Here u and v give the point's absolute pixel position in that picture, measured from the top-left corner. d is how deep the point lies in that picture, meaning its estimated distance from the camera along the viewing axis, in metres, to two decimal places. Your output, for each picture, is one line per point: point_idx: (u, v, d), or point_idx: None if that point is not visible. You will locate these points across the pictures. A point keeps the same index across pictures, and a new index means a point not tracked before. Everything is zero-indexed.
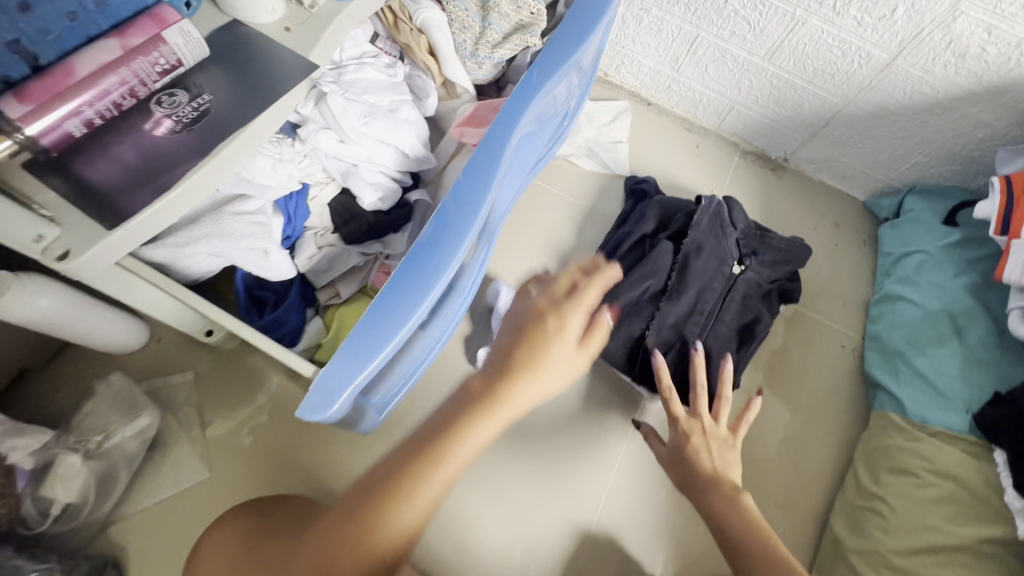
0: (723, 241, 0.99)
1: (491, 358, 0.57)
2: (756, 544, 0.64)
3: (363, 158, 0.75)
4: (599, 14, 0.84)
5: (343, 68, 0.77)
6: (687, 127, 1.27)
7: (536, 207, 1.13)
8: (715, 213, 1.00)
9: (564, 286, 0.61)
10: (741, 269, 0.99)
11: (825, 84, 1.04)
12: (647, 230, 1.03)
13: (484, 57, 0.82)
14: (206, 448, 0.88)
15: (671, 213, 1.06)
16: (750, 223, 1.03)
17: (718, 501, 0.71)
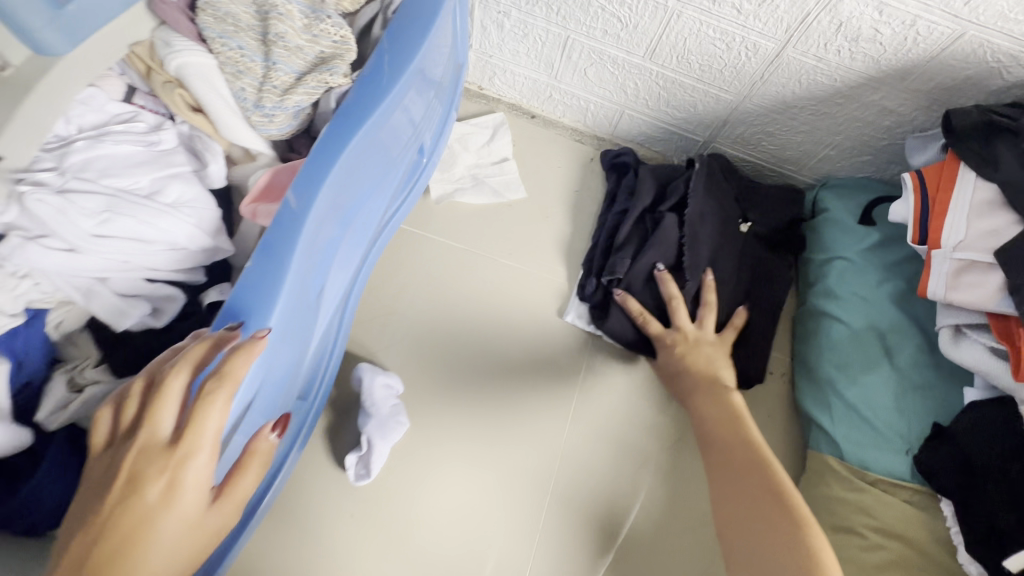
0: (726, 194, 0.95)
1: (64, 536, 0.39)
2: (737, 440, 0.68)
3: (111, 266, 0.56)
4: (433, 20, 0.69)
5: (70, 144, 0.57)
6: (578, 139, 1.12)
7: (411, 259, 0.94)
8: (708, 173, 0.94)
9: (129, 418, 0.43)
10: (748, 226, 0.96)
11: (714, 80, 0.91)
12: (645, 203, 0.95)
13: (273, 108, 0.62)
14: None
15: (665, 180, 0.98)
16: (740, 178, 1.00)
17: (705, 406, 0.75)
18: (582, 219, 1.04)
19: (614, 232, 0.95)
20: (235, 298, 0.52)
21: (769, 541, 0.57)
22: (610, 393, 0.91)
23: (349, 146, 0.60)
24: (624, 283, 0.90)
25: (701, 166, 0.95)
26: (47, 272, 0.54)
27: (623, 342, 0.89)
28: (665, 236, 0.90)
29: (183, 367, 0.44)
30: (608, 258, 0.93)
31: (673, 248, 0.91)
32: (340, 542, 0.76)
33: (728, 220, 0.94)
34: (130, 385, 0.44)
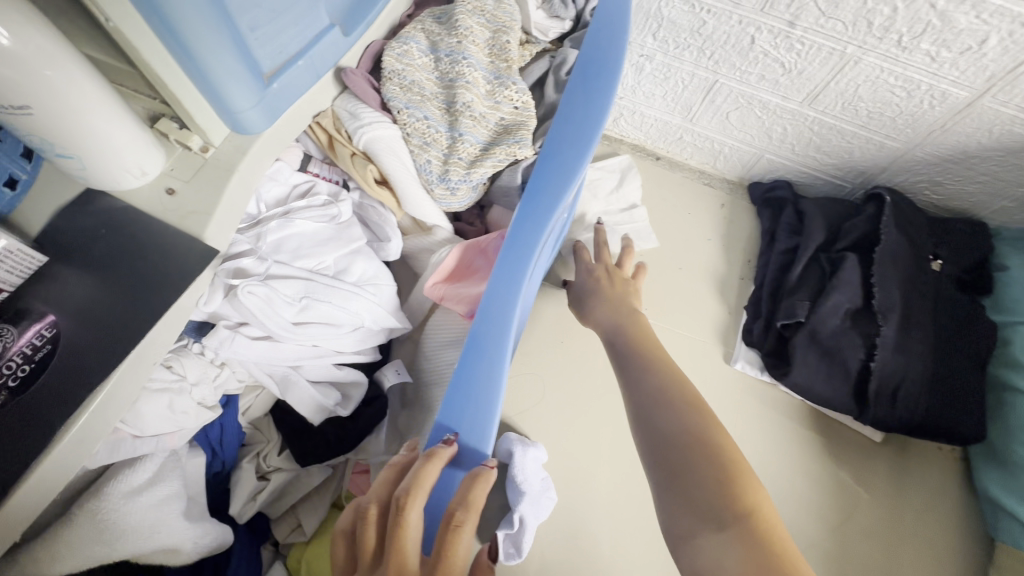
0: (917, 227, 0.86)
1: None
2: (629, 352, 0.65)
3: (304, 354, 0.53)
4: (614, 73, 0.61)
5: (263, 224, 0.55)
6: (706, 182, 1.06)
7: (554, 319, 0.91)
8: (894, 209, 0.85)
9: (372, 543, 0.40)
10: (939, 264, 0.86)
11: (882, 128, 0.83)
12: (818, 242, 0.88)
13: (458, 181, 0.59)
14: None
15: (837, 217, 0.91)
16: (921, 210, 0.91)
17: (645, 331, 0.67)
18: (716, 271, 0.97)
19: (783, 276, 0.89)
20: (446, 408, 0.48)
21: (704, 486, 0.49)
22: (761, 460, 0.85)
23: (547, 228, 0.54)
24: (800, 327, 0.83)
25: (888, 201, 0.86)
26: (245, 361, 0.52)
27: (811, 395, 0.81)
28: (845, 277, 0.83)
29: (421, 494, 0.40)
30: (778, 303, 0.87)
31: (858, 290, 0.83)
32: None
33: (919, 258, 0.84)
34: (366, 512, 0.41)
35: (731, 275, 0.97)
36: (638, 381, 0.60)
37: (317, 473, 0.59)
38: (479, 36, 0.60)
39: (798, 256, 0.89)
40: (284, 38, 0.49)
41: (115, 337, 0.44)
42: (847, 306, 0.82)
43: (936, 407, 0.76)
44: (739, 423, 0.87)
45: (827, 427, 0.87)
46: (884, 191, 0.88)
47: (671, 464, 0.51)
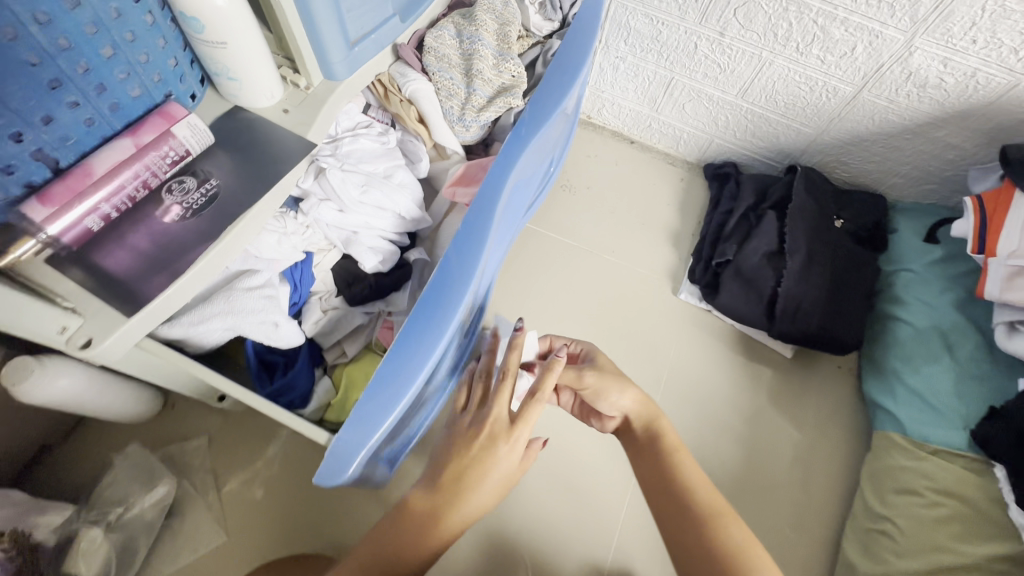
0: (823, 193, 1.11)
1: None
2: (656, 476, 0.69)
3: (362, 225, 0.80)
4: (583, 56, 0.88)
5: (339, 140, 0.82)
6: (670, 162, 1.32)
7: (541, 254, 1.17)
8: (806, 179, 1.11)
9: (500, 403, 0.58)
10: (841, 222, 1.10)
11: (796, 116, 1.09)
12: (747, 203, 1.14)
13: (471, 121, 0.86)
14: (223, 510, 0.90)
15: (765, 186, 1.17)
16: (832, 184, 1.16)
17: (671, 458, 0.70)
18: (672, 228, 1.23)
19: (721, 228, 1.14)
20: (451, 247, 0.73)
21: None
22: (695, 367, 1.09)
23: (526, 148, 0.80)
24: (728, 263, 1.08)
25: (801, 173, 1.12)
26: (324, 223, 0.78)
27: (731, 313, 1.06)
28: (763, 226, 1.08)
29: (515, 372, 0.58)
30: (714, 247, 1.12)
31: (774, 237, 1.08)
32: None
33: (823, 215, 1.09)
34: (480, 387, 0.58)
35: (684, 232, 1.23)
36: (661, 492, 0.68)
37: (356, 317, 0.84)
38: (490, 26, 0.88)
39: (732, 214, 1.15)
40: (365, 18, 0.77)
41: (253, 189, 0.71)
42: (765, 248, 1.06)
43: (826, 322, 1.00)
44: (681, 340, 1.11)
45: (749, 346, 1.11)
46: (800, 168, 1.14)
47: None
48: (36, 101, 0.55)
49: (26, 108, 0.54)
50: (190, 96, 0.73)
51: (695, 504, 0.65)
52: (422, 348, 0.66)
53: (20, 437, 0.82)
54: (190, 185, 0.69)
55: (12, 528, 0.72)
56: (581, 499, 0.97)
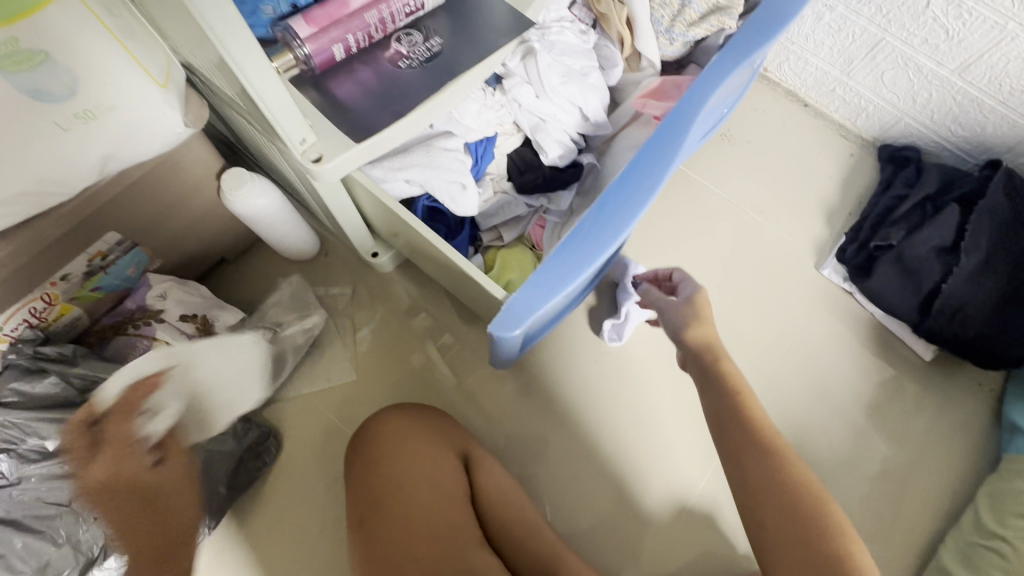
0: None
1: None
2: (720, 406, 0.69)
3: (550, 116, 0.81)
4: None
5: (547, 28, 0.82)
6: (842, 134, 1.23)
7: (686, 198, 1.15)
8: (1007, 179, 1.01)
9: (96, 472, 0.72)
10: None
11: (1019, 106, 0.98)
12: (929, 191, 1.05)
13: (679, 35, 0.84)
14: (356, 353, 0.99)
15: (953, 177, 1.07)
16: None
17: (724, 392, 0.69)
18: (829, 204, 1.16)
19: (889, 212, 1.07)
20: (643, 152, 0.73)
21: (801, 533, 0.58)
22: (820, 346, 1.06)
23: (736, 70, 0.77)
24: (889, 248, 1.02)
25: (1002, 170, 1.02)
26: (520, 106, 0.81)
27: (880, 301, 1.02)
28: (944, 218, 1.00)
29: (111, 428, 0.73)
30: (877, 230, 1.06)
31: (952, 231, 0.99)
32: (594, 375, 0.98)
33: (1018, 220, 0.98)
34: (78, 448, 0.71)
35: (841, 209, 1.15)
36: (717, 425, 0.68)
37: (518, 206, 0.87)
38: None
39: (907, 199, 1.06)
40: None
41: (471, 55, 0.73)
42: (938, 241, 0.99)
43: (985, 328, 0.95)
44: (813, 317, 1.08)
45: (884, 339, 1.06)
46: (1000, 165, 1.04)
47: (764, 515, 0.61)
48: None
49: None
50: None
51: (762, 441, 0.65)
52: (605, 236, 0.67)
53: (210, 245, 0.93)
54: (417, 39, 0.73)
55: (202, 315, 0.87)
56: (682, 437, 0.96)
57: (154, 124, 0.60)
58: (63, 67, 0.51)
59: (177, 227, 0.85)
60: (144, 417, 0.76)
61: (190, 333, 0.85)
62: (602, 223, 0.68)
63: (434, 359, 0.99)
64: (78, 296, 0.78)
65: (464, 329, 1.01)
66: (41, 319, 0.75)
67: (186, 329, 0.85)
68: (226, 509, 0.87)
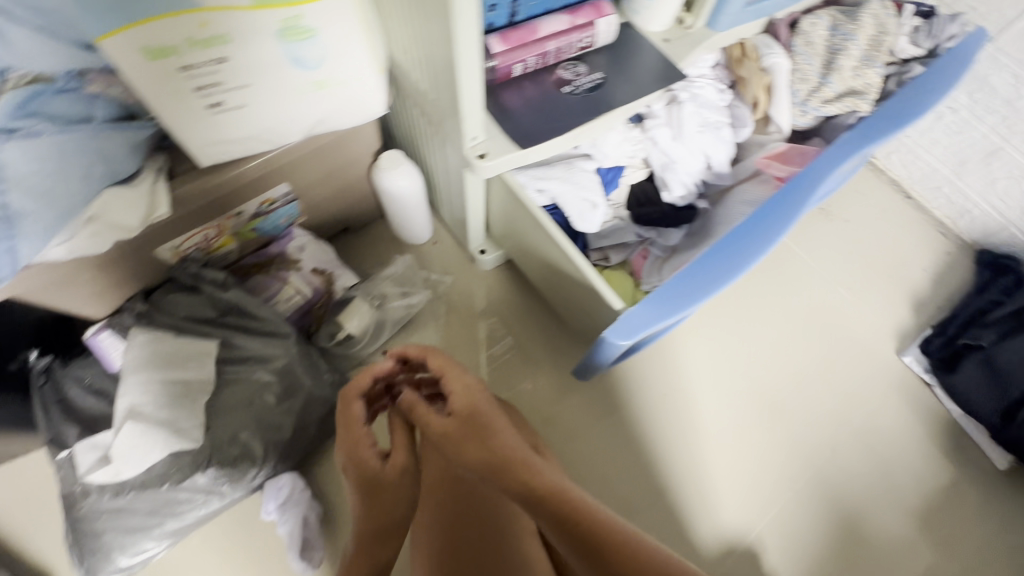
0: None
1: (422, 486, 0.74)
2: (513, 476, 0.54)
3: (681, 158, 0.89)
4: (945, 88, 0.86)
5: (692, 81, 0.90)
6: (941, 233, 1.25)
7: (777, 262, 1.19)
8: None
9: None
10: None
11: None
12: None
13: (812, 109, 0.92)
14: (445, 336, 1.06)
15: None
16: None
17: (491, 446, 0.57)
18: (915, 295, 1.17)
19: (980, 314, 1.08)
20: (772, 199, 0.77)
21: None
22: (886, 431, 1.06)
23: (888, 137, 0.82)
24: (980, 349, 1.03)
25: None
26: (654, 146, 0.89)
27: (962, 402, 1.02)
28: None
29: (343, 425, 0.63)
30: (968, 329, 1.06)
31: None
32: (659, 410, 1.04)
33: None
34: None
35: (930, 301, 1.16)
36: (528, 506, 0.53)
37: (629, 233, 0.92)
38: (868, 31, 0.91)
39: (1001, 306, 1.07)
40: None
41: (626, 93, 0.82)
42: None
43: None
44: (884, 400, 1.09)
45: (956, 440, 1.05)
46: None
47: None
48: None
49: None
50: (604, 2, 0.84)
51: (566, 490, 0.53)
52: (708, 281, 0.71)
53: (341, 213, 1.03)
54: (582, 70, 0.83)
55: (328, 273, 0.98)
56: (735, 487, 1.00)
57: (363, 102, 0.71)
58: (321, 45, 0.62)
59: (326, 191, 0.95)
60: (257, 361, 0.86)
61: (317, 285, 0.95)
62: (708, 263, 0.73)
63: (513, 358, 1.05)
64: (240, 233, 0.89)
65: (545, 335, 1.08)
66: (207, 245, 0.87)
67: (314, 280, 0.95)
68: (303, 452, 0.94)
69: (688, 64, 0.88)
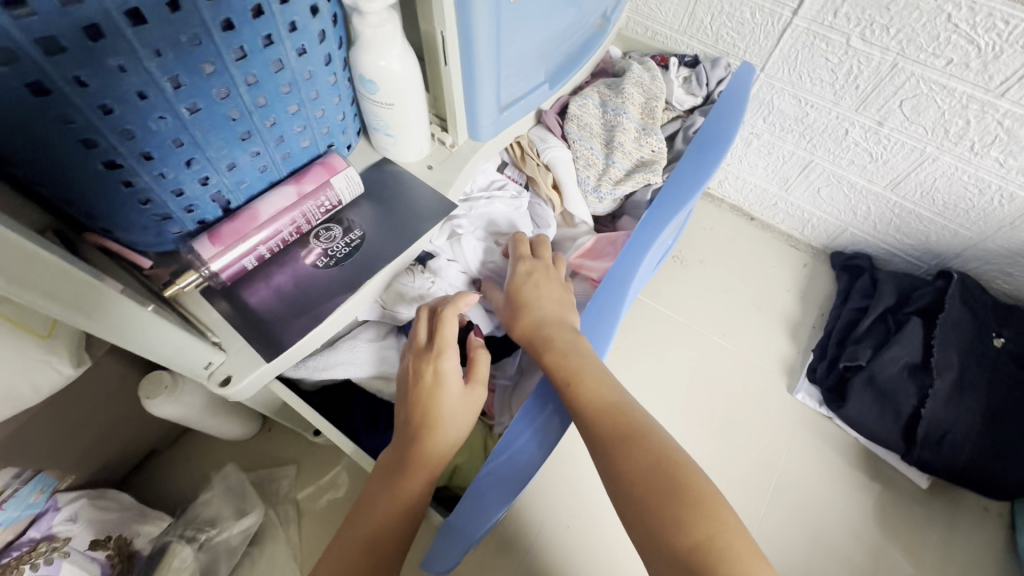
0: (983, 308, 0.99)
1: (413, 364, 0.62)
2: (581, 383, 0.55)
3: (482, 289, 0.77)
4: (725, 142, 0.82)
5: (474, 199, 0.83)
6: (793, 245, 1.23)
7: (646, 327, 1.12)
8: (962, 288, 0.99)
9: None
10: (1001, 342, 0.97)
11: (956, 218, 0.98)
12: (887, 303, 1.03)
13: (606, 193, 0.86)
14: (300, 546, 0.89)
15: (910, 287, 1.05)
16: (992, 297, 1.03)
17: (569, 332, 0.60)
18: (788, 319, 1.13)
19: (851, 328, 1.04)
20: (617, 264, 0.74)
21: (653, 500, 0.45)
22: (805, 481, 0.98)
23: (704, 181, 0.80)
24: (861, 367, 0.98)
25: (957, 281, 1.00)
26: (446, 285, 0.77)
27: (862, 428, 0.96)
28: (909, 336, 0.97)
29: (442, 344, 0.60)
30: (844, 347, 1.02)
31: (918, 349, 0.96)
32: (564, 546, 0.94)
33: (976, 328, 0.97)
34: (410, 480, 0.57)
35: (803, 321, 1.13)
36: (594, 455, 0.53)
37: None
38: (637, 99, 0.87)
39: (865, 314, 1.04)
40: (518, 87, 0.79)
41: (392, 244, 0.71)
42: (907, 358, 0.96)
43: (965, 453, 0.89)
44: (793, 446, 1.01)
45: (873, 467, 0.99)
46: (956, 276, 1.01)
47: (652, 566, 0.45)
48: (226, 150, 0.58)
49: (216, 156, 0.58)
50: (347, 147, 0.75)
51: (615, 416, 0.53)
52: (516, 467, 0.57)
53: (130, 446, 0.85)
54: (336, 233, 0.71)
55: (117, 536, 0.78)
56: None
57: (35, 377, 0.55)
58: None
59: (93, 436, 0.78)
60: None
61: (103, 560, 0.74)
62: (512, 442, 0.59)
63: None
64: None
65: None
66: None
67: (98, 556, 0.74)
68: None
69: (461, 184, 0.80)
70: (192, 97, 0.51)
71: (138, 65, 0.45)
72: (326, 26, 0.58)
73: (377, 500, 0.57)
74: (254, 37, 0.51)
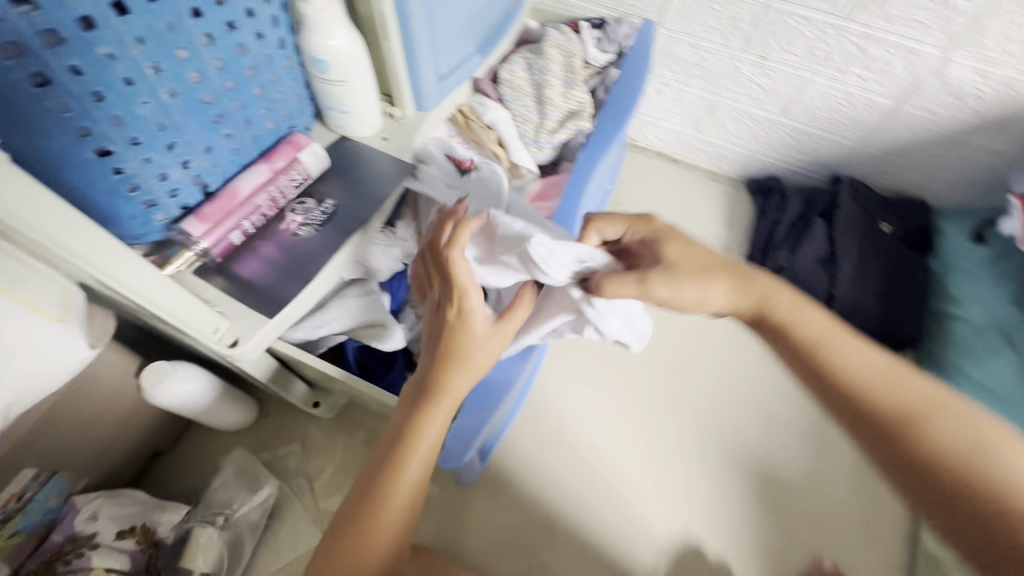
0: (870, 202, 1.18)
1: (439, 289, 0.63)
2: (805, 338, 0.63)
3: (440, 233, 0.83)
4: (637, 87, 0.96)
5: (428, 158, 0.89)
6: (713, 179, 1.39)
7: None
8: (850, 188, 1.19)
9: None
10: (886, 227, 1.16)
11: (837, 130, 1.16)
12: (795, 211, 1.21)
13: (545, 141, 0.97)
14: (319, 511, 0.95)
15: (810, 196, 1.23)
16: (876, 194, 1.22)
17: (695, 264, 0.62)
18: (719, 242, 1.29)
19: (770, 238, 1.20)
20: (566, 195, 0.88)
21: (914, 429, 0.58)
22: (753, 374, 1.13)
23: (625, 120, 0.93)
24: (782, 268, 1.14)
25: (845, 183, 1.20)
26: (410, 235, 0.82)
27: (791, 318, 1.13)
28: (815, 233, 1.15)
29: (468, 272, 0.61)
30: (767, 254, 1.19)
31: (823, 243, 1.14)
32: (560, 466, 1.03)
33: (867, 217, 1.16)
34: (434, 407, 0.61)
35: (732, 241, 1.29)
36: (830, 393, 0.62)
37: None
38: (557, 59, 1.00)
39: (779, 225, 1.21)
40: (453, 57, 0.88)
41: (364, 207, 0.79)
42: (817, 252, 1.13)
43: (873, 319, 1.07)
44: (740, 346, 1.16)
45: None
46: (843, 179, 1.21)
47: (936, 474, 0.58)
48: (202, 133, 0.64)
49: (194, 139, 0.64)
50: (305, 128, 0.82)
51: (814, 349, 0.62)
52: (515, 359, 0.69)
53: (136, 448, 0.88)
54: (310, 205, 0.77)
55: (141, 525, 0.82)
56: (660, 501, 1.01)
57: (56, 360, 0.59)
58: None
59: (101, 437, 0.81)
60: None
61: (132, 549, 0.79)
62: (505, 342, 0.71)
63: None
64: None
65: None
66: None
67: (126, 544, 0.79)
68: None
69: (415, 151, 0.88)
70: (170, 82, 0.57)
71: (124, 54, 0.51)
72: (276, 12, 0.66)
73: (406, 423, 0.61)
74: (219, 23, 0.59)
